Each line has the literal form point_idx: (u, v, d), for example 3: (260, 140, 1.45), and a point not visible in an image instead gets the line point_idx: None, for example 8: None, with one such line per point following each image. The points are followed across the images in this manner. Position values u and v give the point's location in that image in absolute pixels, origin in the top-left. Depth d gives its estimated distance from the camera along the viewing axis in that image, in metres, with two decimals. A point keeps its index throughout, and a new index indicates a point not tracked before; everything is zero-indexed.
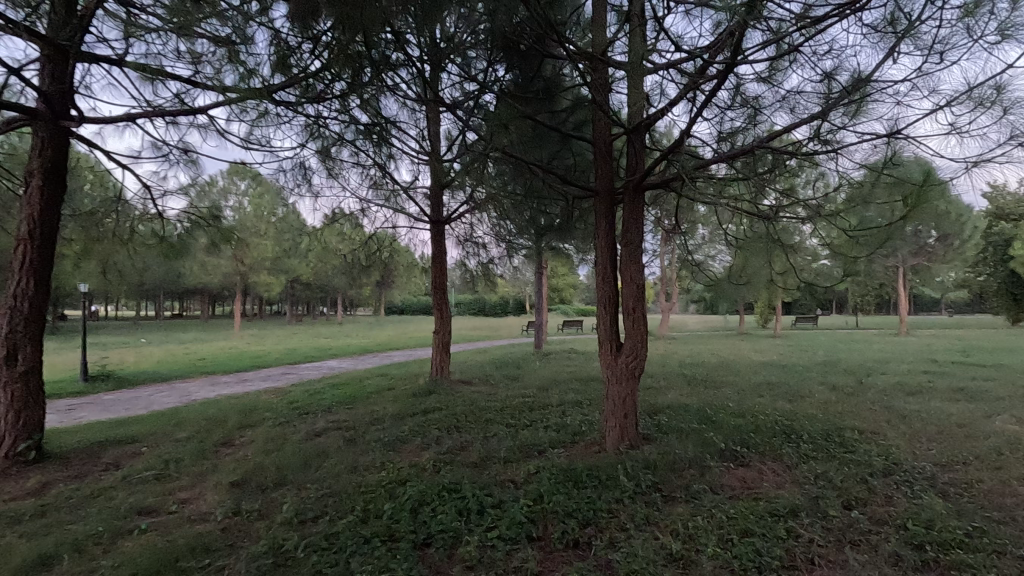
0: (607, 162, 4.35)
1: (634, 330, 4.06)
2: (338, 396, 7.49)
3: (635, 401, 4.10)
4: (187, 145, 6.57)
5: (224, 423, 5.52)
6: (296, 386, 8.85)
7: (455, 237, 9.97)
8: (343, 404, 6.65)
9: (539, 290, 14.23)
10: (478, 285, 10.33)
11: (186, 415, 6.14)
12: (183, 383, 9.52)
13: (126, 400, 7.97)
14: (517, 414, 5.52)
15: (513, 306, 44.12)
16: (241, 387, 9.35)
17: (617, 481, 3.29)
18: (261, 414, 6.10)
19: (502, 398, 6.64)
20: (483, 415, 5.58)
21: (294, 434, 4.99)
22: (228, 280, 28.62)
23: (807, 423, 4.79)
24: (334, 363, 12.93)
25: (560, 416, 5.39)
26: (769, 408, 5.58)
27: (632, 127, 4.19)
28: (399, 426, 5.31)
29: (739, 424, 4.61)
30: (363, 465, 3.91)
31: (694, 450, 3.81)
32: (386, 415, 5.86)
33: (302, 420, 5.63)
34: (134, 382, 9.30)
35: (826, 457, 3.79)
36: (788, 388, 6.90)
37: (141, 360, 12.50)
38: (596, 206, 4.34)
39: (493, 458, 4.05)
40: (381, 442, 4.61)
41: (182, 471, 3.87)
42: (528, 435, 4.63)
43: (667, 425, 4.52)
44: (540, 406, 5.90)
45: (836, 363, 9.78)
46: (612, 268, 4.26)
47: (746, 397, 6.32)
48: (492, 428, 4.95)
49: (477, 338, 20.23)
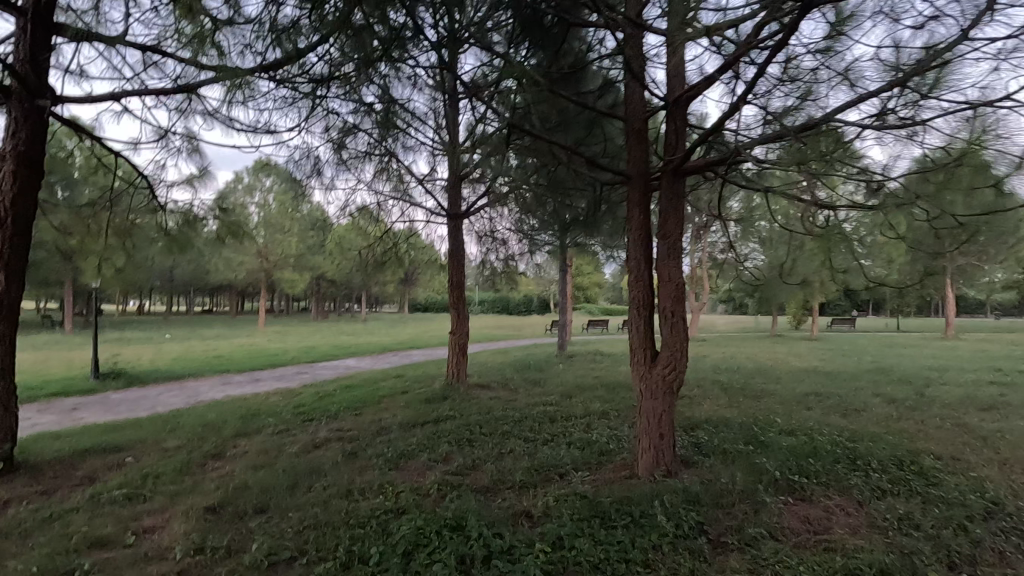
0: (642, 143, 3.77)
1: (671, 339, 3.50)
2: (348, 399, 7.08)
3: (671, 419, 3.53)
4: (190, 134, 6.22)
5: (220, 431, 5.13)
6: (307, 388, 8.49)
7: (476, 233, 9.47)
8: (352, 409, 6.23)
9: (562, 288, 13.66)
10: (499, 283, 9.83)
11: (185, 419, 5.79)
12: (194, 383, 9.27)
13: (132, 399, 7.69)
14: (536, 427, 4.99)
15: (536, 305, 43.53)
16: (252, 387, 9.04)
17: (653, 520, 2.73)
18: (263, 420, 5.70)
19: (521, 406, 6.12)
20: (499, 426, 5.06)
21: (291, 446, 4.55)
22: (252, 277, 28.73)
23: (872, 444, 4.14)
24: (352, 362, 12.60)
25: (584, 429, 4.84)
26: (823, 425, 4.93)
27: (671, 101, 3.61)
28: (406, 437, 4.84)
29: (791, 445, 4.00)
30: (359, 487, 3.44)
31: (744, 478, 3.22)
32: (394, 424, 5.40)
33: (304, 429, 5.21)
34: (144, 380, 9.08)
35: (906, 493, 3.17)
36: (839, 400, 6.22)
37: (157, 357, 12.36)
38: (629, 192, 3.76)
39: (506, 483, 3.53)
40: (384, 457, 4.14)
41: (158, 489, 3.46)
42: (548, 453, 4.10)
43: (707, 446, 3.93)
44: (562, 417, 5.35)
45: (888, 370, 8.98)
46: (647, 264, 3.68)
47: (793, 410, 5.67)
48: (507, 443, 4.43)
49: (500, 337, 19.74)
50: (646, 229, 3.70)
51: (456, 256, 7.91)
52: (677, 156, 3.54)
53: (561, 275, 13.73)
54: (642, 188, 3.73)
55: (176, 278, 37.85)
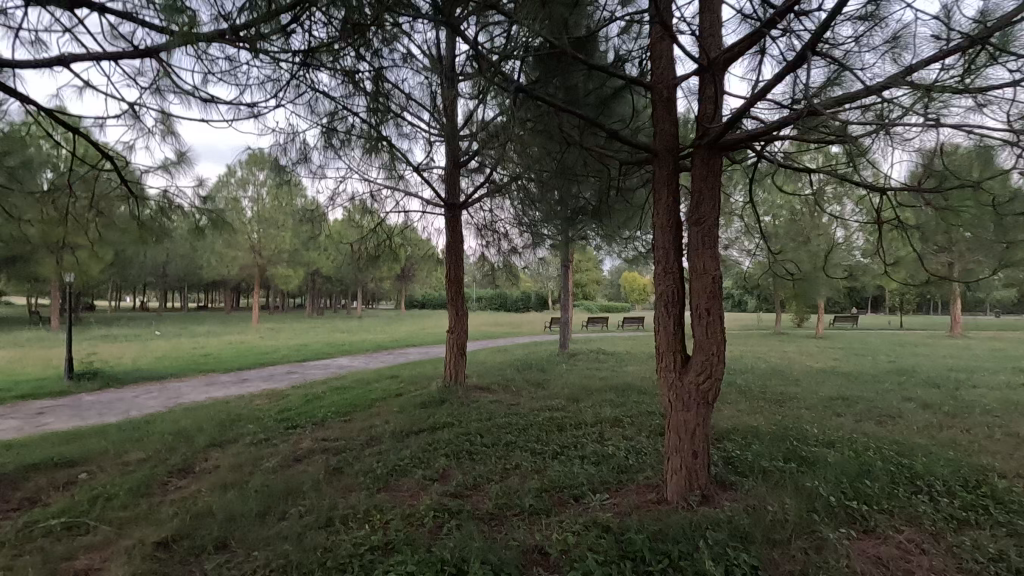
0: (671, 114, 3.26)
1: (706, 340, 3.00)
2: (338, 403, 6.57)
3: (707, 434, 3.03)
4: (164, 114, 5.70)
5: (192, 440, 4.62)
6: (295, 390, 7.98)
7: (475, 225, 8.98)
8: (341, 415, 5.72)
9: (563, 284, 13.16)
10: (499, 279, 9.33)
11: (158, 425, 5.28)
12: (176, 383, 8.74)
13: (108, 403, 7.16)
14: (544, 437, 4.49)
15: (535, 301, 43.10)
16: (237, 388, 8.52)
17: (698, 565, 2.24)
18: (242, 427, 5.19)
19: (526, 412, 5.63)
20: (503, 436, 4.57)
21: (269, 459, 4.05)
22: (246, 273, 28.15)
23: (927, 459, 3.66)
24: (345, 361, 12.08)
25: (598, 440, 4.35)
26: (862, 435, 4.44)
27: (707, 65, 3.10)
28: (399, 449, 4.34)
29: (838, 460, 3.51)
30: (342, 514, 2.94)
31: (794, 506, 2.74)
32: (387, 432, 4.90)
33: (286, 438, 4.70)
34: (122, 381, 8.55)
35: (988, 523, 2.68)
36: (871, 406, 5.74)
37: (140, 356, 11.80)
38: (656, 171, 3.26)
39: (514, 508, 3.04)
40: (373, 474, 3.64)
41: (107, 516, 2.96)
42: (560, 470, 3.62)
43: (743, 462, 3.45)
44: (572, 425, 4.86)
45: (911, 371, 8.51)
46: (678, 254, 3.18)
47: (822, 417, 5.19)
48: (513, 457, 3.94)
49: (498, 335, 19.22)
50: (677, 212, 3.20)
51: (457, 249, 7.41)
52: (715, 127, 3.04)
53: (563, 270, 13.22)
54: (673, 165, 3.23)
55: (169, 273, 37.21)
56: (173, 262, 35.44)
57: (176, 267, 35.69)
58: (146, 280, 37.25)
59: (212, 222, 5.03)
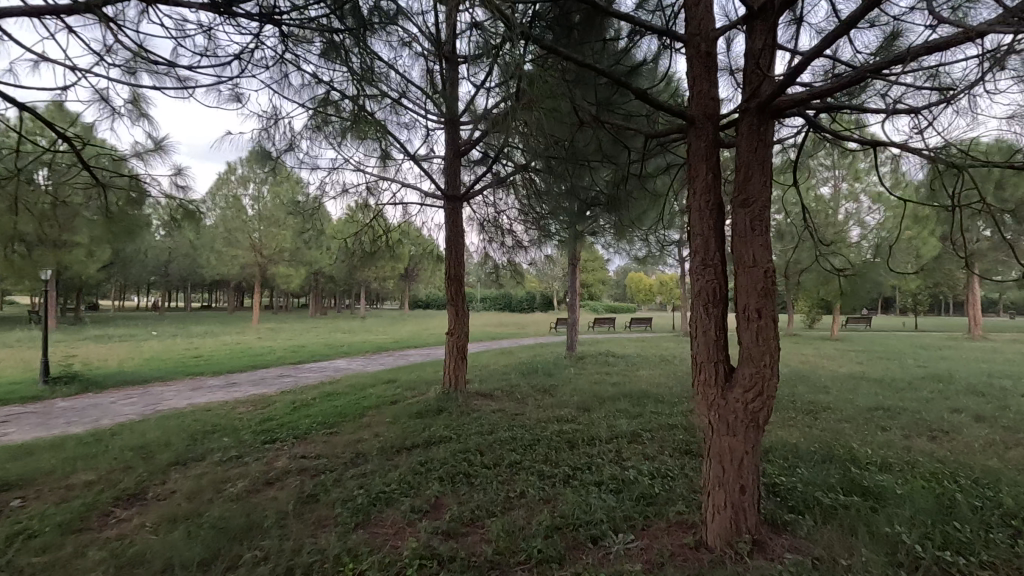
0: (711, 75, 2.68)
1: (756, 349, 2.42)
2: (327, 411, 6.03)
3: (756, 465, 2.46)
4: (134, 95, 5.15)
5: (154, 457, 4.08)
6: (284, 396, 7.44)
7: (477, 221, 8.41)
8: (327, 426, 5.18)
9: (570, 283, 12.58)
10: (503, 278, 8.78)
11: (122, 438, 4.74)
12: (159, 387, 8.21)
13: (81, 409, 6.63)
14: (554, 456, 3.94)
15: (539, 302, 42.50)
16: (224, 393, 7.98)
17: None
18: (215, 441, 4.65)
19: (532, 424, 5.07)
20: (505, 454, 4.01)
21: (235, 483, 3.50)
22: (247, 272, 27.65)
23: (1010, 489, 3.08)
24: (342, 363, 11.55)
25: (615, 462, 3.78)
26: (920, 456, 3.86)
27: (756, 12, 2.52)
28: (386, 469, 3.79)
29: (905, 489, 2.94)
30: (306, 563, 2.40)
31: (870, 560, 2.19)
32: (375, 448, 4.35)
33: (260, 455, 4.16)
34: (102, 385, 8.04)
35: None
36: (916, 418, 5.15)
37: (127, 358, 11.29)
38: (692, 142, 2.68)
39: (519, 555, 2.48)
40: (353, 504, 3.10)
41: (21, 563, 2.43)
42: (573, 500, 3.06)
43: (792, 493, 2.89)
44: (584, 442, 4.29)
45: (948, 377, 7.88)
46: (720, 243, 2.60)
47: (867, 432, 4.60)
48: (518, 483, 3.38)
49: (503, 336, 18.66)
50: (718, 191, 2.63)
51: (459, 246, 6.85)
52: (768, 88, 2.47)
53: (569, 269, 12.63)
54: (714, 135, 2.65)
55: (171, 272, 36.80)
56: (175, 261, 35.03)
57: (178, 266, 35.28)
58: (148, 280, 36.88)
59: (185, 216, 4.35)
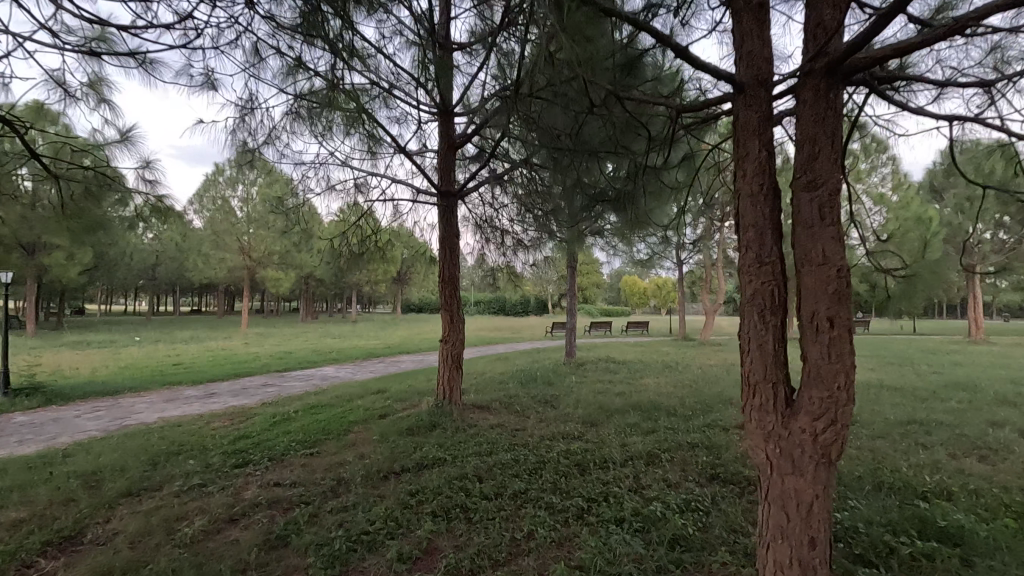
0: (764, 32, 2.21)
1: (826, 368, 1.94)
2: (309, 427, 5.50)
3: (828, 512, 1.99)
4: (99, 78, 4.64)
5: (104, 486, 3.55)
6: (265, 408, 6.91)
7: (472, 221, 7.94)
8: (307, 446, 4.66)
9: (568, 286, 12.11)
10: (500, 281, 8.29)
11: (72, 463, 4.18)
12: (130, 399, 7.64)
13: (38, 425, 6.03)
14: (563, 484, 3.45)
15: (534, 306, 42.05)
16: (200, 405, 7.43)
17: None
18: (179, 464, 4.12)
19: (535, 443, 4.57)
20: (508, 481, 3.51)
21: (191, 522, 2.97)
22: (235, 276, 26.98)
23: None
24: (331, 371, 11.00)
25: (635, 493, 3.29)
26: (981, 481, 3.40)
27: None
28: (370, 500, 3.28)
29: (988, 530, 2.48)
30: None
31: None
32: (358, 473, 3.84)
33: (227, 483, 3.63)
34: (68, 397, 7.47)
35: None
36: (957, 434, 4.70)
37: (101, 366, 10.66)
38: (742, 113, 2.20)
39: None
40: (330, 551, 2.60)
41: None
42: (593, 545, 2.56)
43: (857, 536, 2.43)
44: (596, 466, 3.80)
45: (971, 386, 7.46)
46: (778, 236, 2.12)
47: (909, 452, 4.14)
48: (525, 522, 2.89)
49: (498, 341, 18.16)
50: (773, 173, 2.15)
51: (455, 248, 6.37)
52: (840, 44, 1.99)
53: (568, 273, 12.16)
54: (768, 105, 2.17)
55: (158, 276, 35.98)
56: (162, 264, 34.29)
57: (165, 269, 34.56)
58: (135, 284, 36.09)
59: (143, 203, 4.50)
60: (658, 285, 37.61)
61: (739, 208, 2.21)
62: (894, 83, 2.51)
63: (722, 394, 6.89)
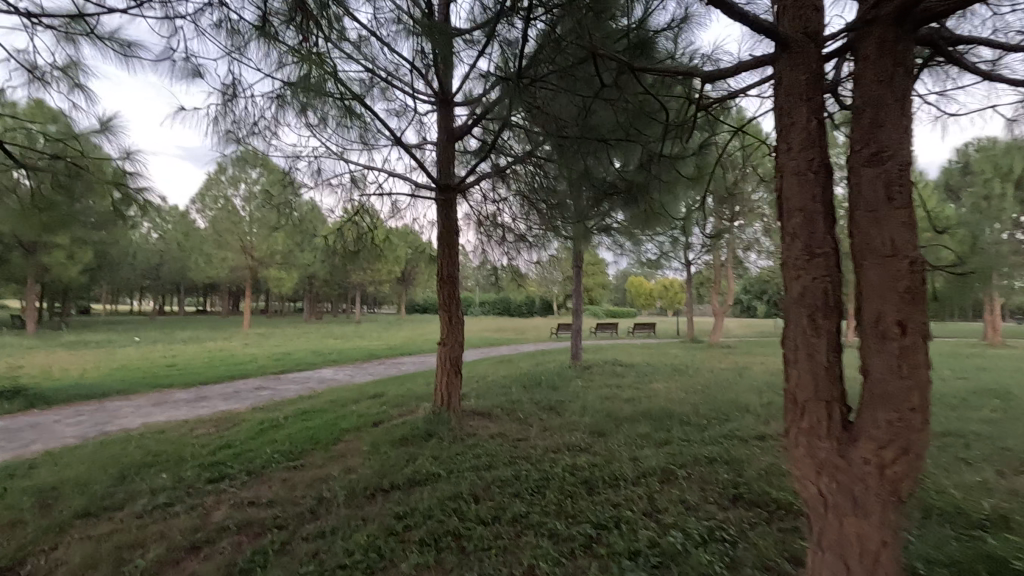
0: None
1: (895, 384, 1.57)
2: (298, 435, 5.15)
3: (896, 560, 1.62)
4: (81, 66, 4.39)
5: (59, 507, 3.21)
6: (255, 413, 6.57)
7: (474, 217, 7.58)
8: (292, 457, 4.30)
9: (574, 286, 11.73)
10: (503, 281, 7.93)
11: (34, 476, 3.84)
12: (116, 403, 7.32)
13: (13, 431, 5.71)
14: (568, 507, 3.09)
15: (539, 307, 41.64)
16: (188, 409, 7.10)
17: None
18: (149, 477, 3.78)
19: (538, 455, 4.20)
20: (506, 503, 3.15)
21: (145, 551, 2.63)
22: (237, 276, 26.76)
23: None
24: (329, 373, 10.67)
25: (650, 519, 2.91)
26: None
27: None
28: (352, 526, 2.91)
29: None
30: None
31: None
32: (341, 491, 3.47)
33: (196, 502, 3.29)
34: (51, 400, 7.16)
35: None
36: (1001, 448, 4.29)
37: (93, 368, 10.38)
38: (787, 76, 1.82)
39: None
40: None
41: None
42: None
43: None
44: (606, 486, 3.43)
45: (1002, 393, 7.03)
46: (834, 222, 1.74)
47: (954, 469, 3.73)
48: (525, 555, 2.54)
49: (502, 342, 17.79)
50: (824, 147, 1.78)
51: (454, 248, 6.01)
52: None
53: (574, 273, 11.77)
54: (820, 66, 1.81)
55: (161, 276, 35.83)
56: (165, 264, 34.17)
57: (169, 268, 34.42)
58: (138, 284, 35.96)
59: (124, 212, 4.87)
60: (665, 286, 37.13)
61: (781, 189, 1.84)
62: (962, 41, 2.13)
63: (738, 401, 6.49)
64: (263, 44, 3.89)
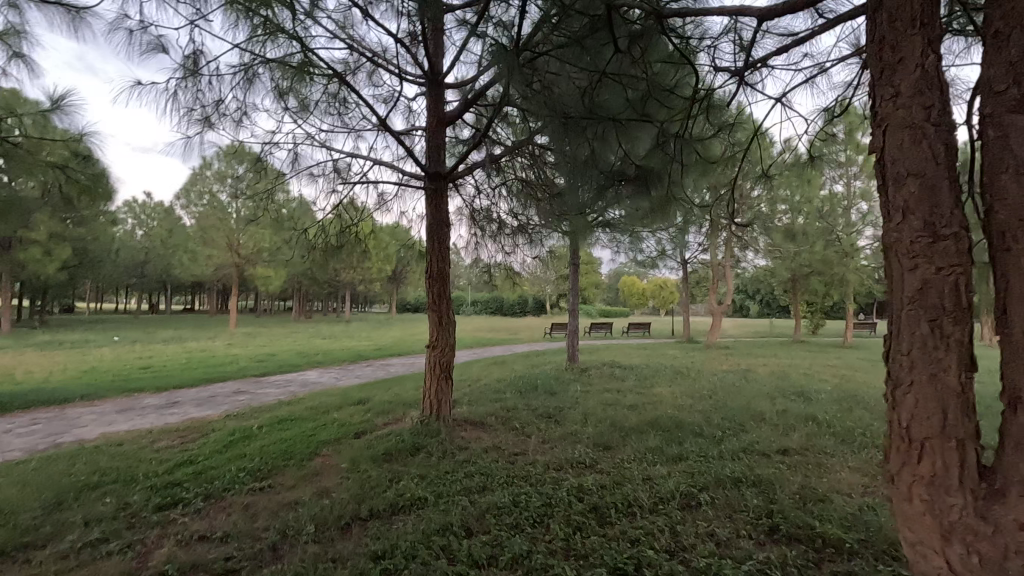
0: None
1: None
2: (269, 448, 4.66)
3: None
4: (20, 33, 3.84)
5: None
6: (227, 421, 6.06)
7: (467, 212, 7.10)
8: (258, 477, 3.81)
9: (571, 284, 11.25)
10: (498, 279, 7.45)
11: None
12: (77, 409, 6.77)
13: None
14: (580, 545, 2.62)
15: (532, 306, 41.16)
16: (155, 416, 6.57)
17: None
18: (87, 504, 3.28)
19: (538, 475, 3.74)
20: (506, 540, 2.68)
21: None
22: (223, 273, 26.06)
23: None
24: (313, 375, 10.13)
25: (678, 561, 2.45)
26: None
27: None
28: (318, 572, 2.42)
29: None
30: None
31: None
32: (308, 523, 2.98)
33: (135, 538, 2.78)
34: (5, 406, 6.60)
35: None
36: None
37: (62, 369, 9.80)
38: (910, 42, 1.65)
39: None
40: None
41: None
42: None
43: None
44: (618, 517, 2.96)
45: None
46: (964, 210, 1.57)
47: None
48: None
49: (495, 343, 17.29)
50: (948, 126, 1.60)
51: (445, 243, 5.51)
52: None
53: (570, 271, 11.31)
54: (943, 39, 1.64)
55: (146, 274, 34.99)
56: (150, 261, 33.39)
57: (154, 266, 33.61)
58: (123, 281, 35.12)
59: (83, 189, 4.55)
60: (659, 285, 36.82)
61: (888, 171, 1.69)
62: None
63: (750, 408, 6.05)
64: (224, 6, 3.40)
